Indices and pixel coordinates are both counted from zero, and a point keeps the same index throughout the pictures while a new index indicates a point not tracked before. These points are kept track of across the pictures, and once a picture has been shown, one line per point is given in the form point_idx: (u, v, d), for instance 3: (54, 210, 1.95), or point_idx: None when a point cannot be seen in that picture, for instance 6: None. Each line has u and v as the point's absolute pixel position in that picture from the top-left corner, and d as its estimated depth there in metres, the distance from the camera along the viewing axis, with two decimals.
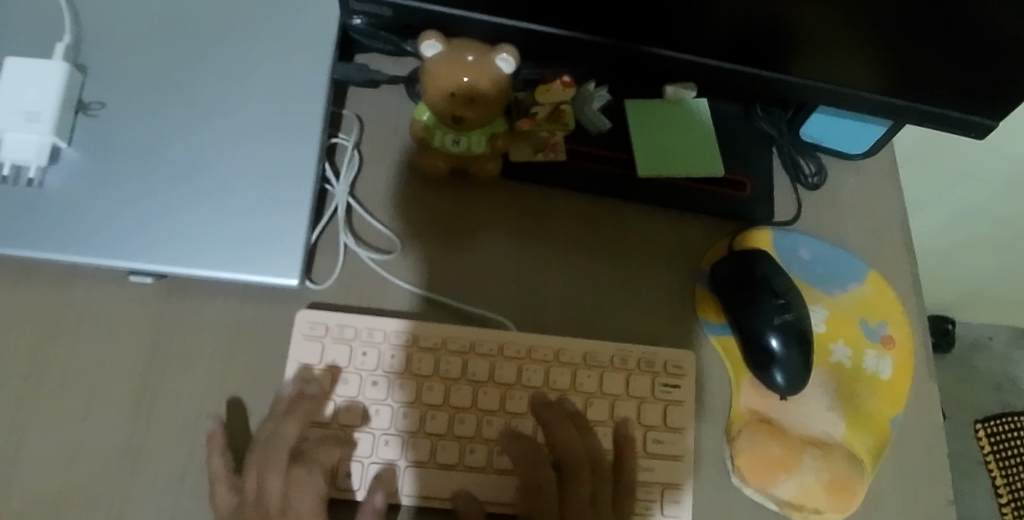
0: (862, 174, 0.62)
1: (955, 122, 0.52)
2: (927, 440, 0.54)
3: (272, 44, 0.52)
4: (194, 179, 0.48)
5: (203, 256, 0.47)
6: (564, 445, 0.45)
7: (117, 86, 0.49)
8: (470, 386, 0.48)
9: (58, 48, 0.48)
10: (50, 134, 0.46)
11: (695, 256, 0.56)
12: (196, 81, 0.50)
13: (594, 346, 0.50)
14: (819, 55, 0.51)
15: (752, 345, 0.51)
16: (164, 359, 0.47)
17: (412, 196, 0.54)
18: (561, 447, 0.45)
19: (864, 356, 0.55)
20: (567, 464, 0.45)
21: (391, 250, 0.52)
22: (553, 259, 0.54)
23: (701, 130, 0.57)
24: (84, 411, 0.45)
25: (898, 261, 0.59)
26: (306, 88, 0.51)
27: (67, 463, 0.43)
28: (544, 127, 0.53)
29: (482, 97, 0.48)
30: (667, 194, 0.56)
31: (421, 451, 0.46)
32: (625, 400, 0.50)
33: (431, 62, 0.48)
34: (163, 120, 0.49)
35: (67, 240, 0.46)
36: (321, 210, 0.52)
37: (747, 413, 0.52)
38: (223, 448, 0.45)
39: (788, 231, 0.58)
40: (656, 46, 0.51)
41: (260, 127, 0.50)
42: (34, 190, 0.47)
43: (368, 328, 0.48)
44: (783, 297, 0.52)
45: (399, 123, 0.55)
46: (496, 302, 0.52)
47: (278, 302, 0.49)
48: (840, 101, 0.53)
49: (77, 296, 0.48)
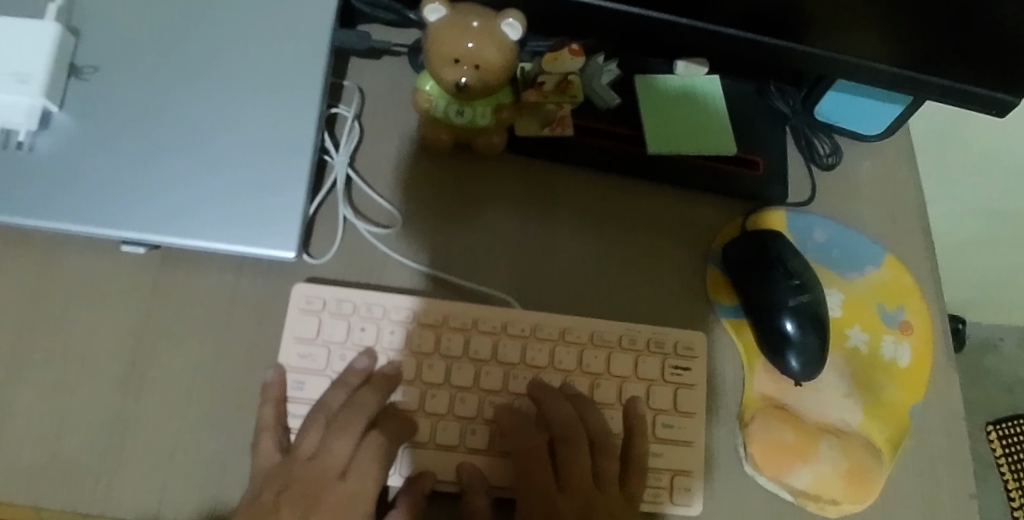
0: (879, 157, 0.60)
1: (976, 97, 0.50)
2: (947, 431, 0.52)
3: (272, 11, 0.51)
4: (189, 146, 0.46)
5: (196, 225, 0.45)
6: (556, 419, 0.45)
7: (111, 50, 0.48)
8: (472, 365, 0.46)
9: (50, 9, 0.47)
10: (39, 96, 0.44)
11: (706, 236, 0.54)
12: (192, 47, 0.49)
13: (601, 326, 0.48)
14: (836, 26, 0.49)
15: (766, 327, 0.49)
16: (155, 331, 0.45)
17: (415, 171, 0.52)
18: (553, 421, 0.45)
19: (881, 342, 0.53)
20: (562, 436, 0.45)
21: (392, 225, 0.50)
22: (560, 236, 0.52)
23: (713, 106, 0.56)
24: (70, 383, 0.43)
25: (917, 246, 0.57)
26: (306, 56, 0.50)
27: (52, 436, 0.42)
28: (551, 98, 0.51)
29: (488, 65, 0.46)
30: (677, 173, 0.54)
31: (421, 432, 0.44)
32: (633, 382, 0.48)
33: (435, 27, 0.46)
34: (159, 87, 0.47)
35: (56, 205, 0.44)
36: (320, 183, 0.50)
37: (759, 399, 0.50)
38: (214, 425, 0.43)
39: (802, 212, 0.56)
40: (667, 15, 0.49)
41: (258, 96, 0.48)
42: (23, 153, 0.45)
43: (366, 304, 0.46)
44: (798, 278, 0.50)
45: (402, 97, 0.54)
46: (500, 280, 0.50)
47: (273, 276, 0.48)
48: (858, 75, 0.51)
49: (66, 265, 0.46)
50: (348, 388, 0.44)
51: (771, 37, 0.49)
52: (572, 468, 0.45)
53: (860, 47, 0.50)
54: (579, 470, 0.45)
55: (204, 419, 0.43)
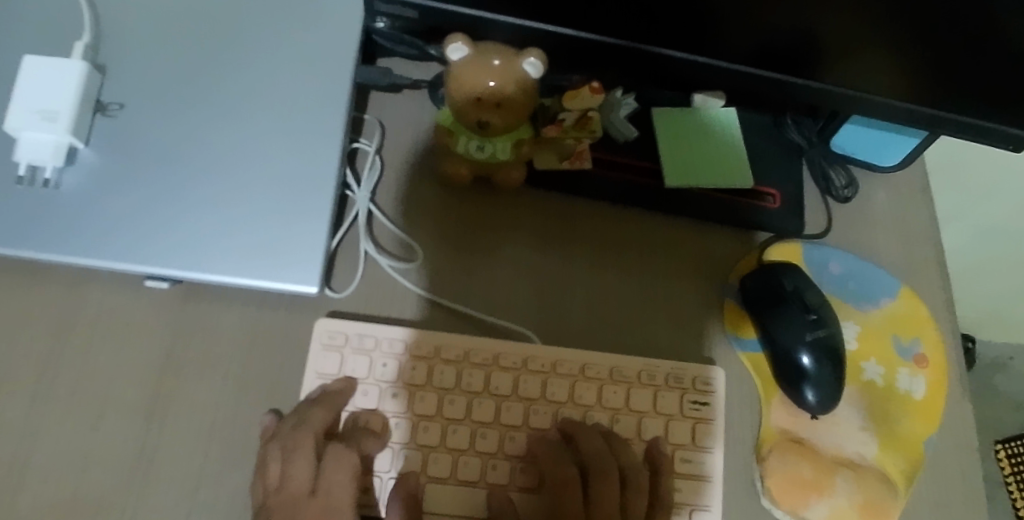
0: (894, 188, 0.60)
1: (991, 132, 0.50)
2: (962, 461, 0.51)
3: (294, 48, 0.51)
4: (213, 183, 0.47)
5: (218, 261, 0.45)
6: (592, 453, 0.45)
7: (137, 87, 0.48)
8: (492, 401, 0.46)
9: (77, 47, 0.47)
10: (66, 133, 0.45)
11: (724, 269, 0.54)
12: (217, 83, 0.49)
13: (621, 361, 0.49)
14: (854, 63, 0.49)
15: (784, 361, 0.49)
16: (178, 367, 0.45)
17: (434, 204, 0.53)
18: (586, 455, 0.45)
19: (896, 375, 0.53)
20: (593, 471, 0.44)
21: (412, 259, 0.51)
22: (578, 270, 0.53)
23: (730, 139, 0.56)
24: (94, 418, 0.44)
25: (932, 277, 0.58)
26: (328, 91, 0.50)
27: (77, 472, 0.42)
28: (571, 133, 0.53)
29: (509, 102, 0.47)
30: (695, 205, 0.55)
31: (441, 467, 0.45)
32: (652, 417, 0.48)
33: (457, 65, 0.46)
34: (184, 123, 0.48)
35: (81, 240, 0.45)
36: (341, 217, 0.51)
37: (777, 432, 0.49)
38: (235, 459, 0.44)
39: (818, 244, 0.56)
40: (686, 52, 0.49)
41: (281, 132, 0.49)
42: (49, 191, 0.45)
43: (388, 339, 0.47)
44: (815, 313, 0.50)
45: (421, 130, 0.54)
46: (519, 314, 0.50)
47: (296, 310, 0.48)
48: (874, 111, 0.51)
49: (90, 299, 0.47)
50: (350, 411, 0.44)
51: (788, 75, 0.50)
52: (603, 505, 0.44)
53: (877, 83, 0.50)
54: (608, 506, 0.44)
55: (226, 455, 0.44)
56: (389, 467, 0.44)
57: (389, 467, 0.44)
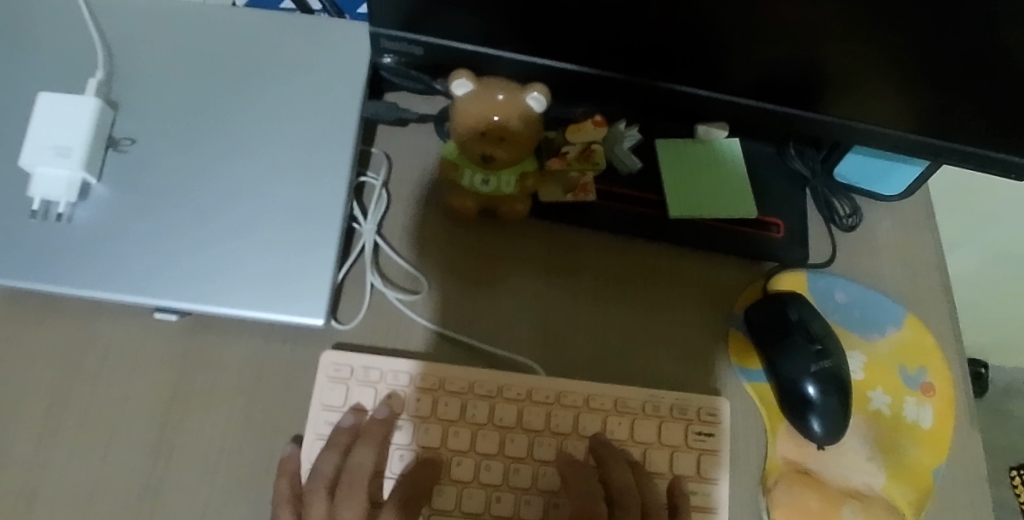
0: (898, 215, 0.60)
1: (995, 162, 0.49)
2: (975, 492, 0.50)
3: (302, 82, 0.52)
4: (221, 218, 0.47)
5: (226, 293, 0.46)
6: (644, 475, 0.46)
7: (148, 123, 0.50)
8: (497, 432, 0.46)
9: (91, 84, 0.49)
10: (79, 169, 0.46)
11: (729, 299, 0.54)
12: (226, 119, 0.51)
13: (625, 392, 0.49)
14: (854, 97, 0.49)
15: (789, 392, 0.49)
16: (185, 398, 0.46)
17: (439, 234, 0.53)
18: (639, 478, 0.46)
19: (903, 405, 0.52)
20: (647, 494, 0.46)
21: (418, 290, 0.51)
22: (581, 301, 0.53)
23: (732, 171, 0.56)
24: (101, 450, 0.44)
25: (938, 305, 0.57)
26: (335, 125, 0.51)
27: (83, 505, 0.42)
28: (574, 165, 0.54)
29: (512, 136, 0.48)
30: (698, 236, 0.55)
31: (446, 499, 0.45)
32: (658, 449, 0.48)
33: (462, 100, 0.47)
34: (193, 159, 0.49)
35: (89, 274, 0.45)
36: (349, 249, 0.52)
37: (782, 464, 0.49)
38: (241, 489, 0.44)
39: (824, 274, 0.56)
40: (686, 86, 0.50)
41: (288, 165, 0.50)
42: (62, 225, 0.46)
43: (392, 371, 0.47)
44: (820, 343, 0.50)
45: (428, 162, 0.55)
46: (521, 345, 0.51)
47: (303, 342, 0.48)
48: (877, 141, 0.51)
49: (100, 332, 0.47)
50: (338, 450, 0.44)
51: (795, 106, 0.50)
52: None
53: (879, 114, 0.50)
54: None
55: (230, 488, 0.44)
56: (454, 505, 0.45)
57: (454, 506, 0.45)
